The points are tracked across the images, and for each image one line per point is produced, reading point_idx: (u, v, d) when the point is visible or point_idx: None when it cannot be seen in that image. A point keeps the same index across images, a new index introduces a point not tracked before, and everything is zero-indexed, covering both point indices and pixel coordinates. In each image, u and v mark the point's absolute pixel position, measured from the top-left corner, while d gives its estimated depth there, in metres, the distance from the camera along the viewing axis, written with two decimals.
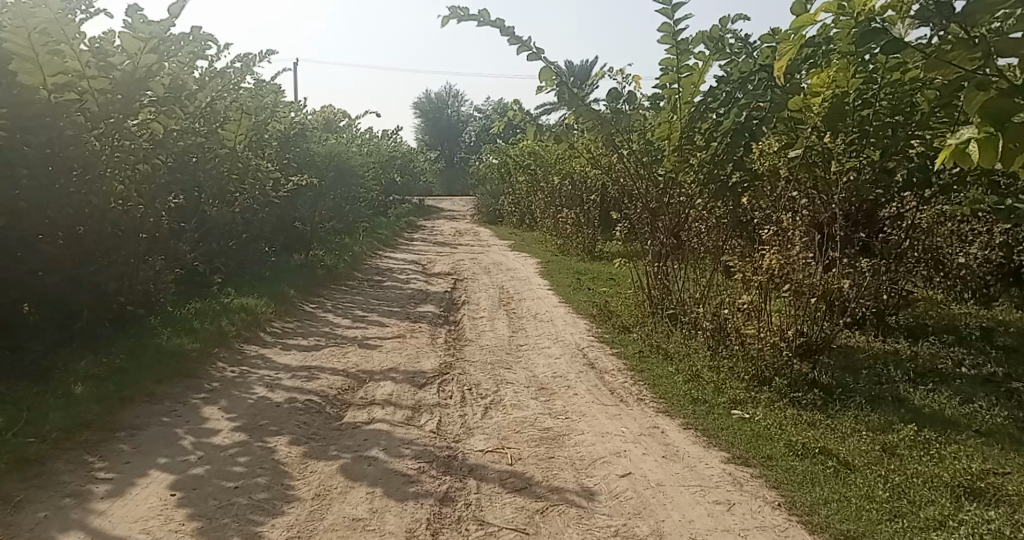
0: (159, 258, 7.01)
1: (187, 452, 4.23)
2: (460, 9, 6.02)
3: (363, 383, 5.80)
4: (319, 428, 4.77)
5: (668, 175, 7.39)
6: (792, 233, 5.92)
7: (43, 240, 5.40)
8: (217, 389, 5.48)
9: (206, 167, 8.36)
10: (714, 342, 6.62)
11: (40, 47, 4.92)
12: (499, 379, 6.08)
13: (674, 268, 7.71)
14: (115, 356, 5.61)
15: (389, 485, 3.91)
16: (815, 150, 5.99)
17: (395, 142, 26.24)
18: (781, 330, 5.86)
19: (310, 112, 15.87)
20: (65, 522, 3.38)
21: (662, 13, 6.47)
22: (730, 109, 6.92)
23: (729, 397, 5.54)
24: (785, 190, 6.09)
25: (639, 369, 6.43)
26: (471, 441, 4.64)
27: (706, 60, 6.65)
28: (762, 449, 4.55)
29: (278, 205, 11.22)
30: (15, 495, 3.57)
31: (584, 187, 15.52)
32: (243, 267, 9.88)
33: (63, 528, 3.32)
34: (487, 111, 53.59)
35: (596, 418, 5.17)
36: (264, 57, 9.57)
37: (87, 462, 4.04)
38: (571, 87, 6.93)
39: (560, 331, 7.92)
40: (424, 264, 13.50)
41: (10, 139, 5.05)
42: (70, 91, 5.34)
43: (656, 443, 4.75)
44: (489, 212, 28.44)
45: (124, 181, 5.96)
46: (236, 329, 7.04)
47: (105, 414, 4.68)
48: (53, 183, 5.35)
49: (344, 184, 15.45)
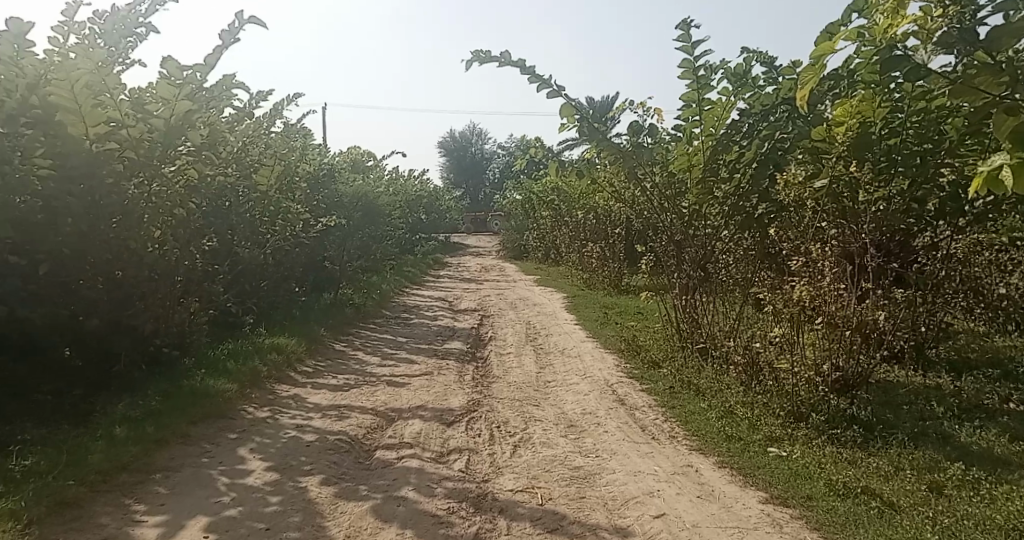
0: (195, 302, 7.07)
1: (222, 493, 4.21)
2: (483, 50, 6.12)
3: (391, 422, 5.76)
4: (348, 468, 4.73)
5: (692, 208, 7.40)
6: (822, 265, 5.70)
7: (83, 285, 5.52)
8: (249, 429, 5.48)
9: (240, 211, 8.46)
10: (747, 377, 6.48)
11: (86, 99, 4.98)
12: (527, 416, 6.01)
13: (702, 301, 7.65)
14: (151, 399, 5.66)
15: (419, 527, 3.83)
16: (842, 180, 5.77)
17: (420, 183, 26.53)
18: (816, 366, 5.79)
19: (339, 156, 16.15)
20: None
21: (681, 50, 6.51)
22: (753, 140, 6.67)
23: (765, 434, 5.38)
24: (812, 220, 5.92)
25: (670, 405, 6.32)
26: (501, 480, 4.56)
27: (729, 94, 6.65)
28: (801, 489, 4.41)
29: (308, 246, 11.34)
30: (54, 539, 3.57)
31: (608, 221, 15.41)
32: (272, 307, 9.94)
33: None
34: (511, 149, 54.14)
35: (628, 457, 5.08)
36: (292, 101, 9.85)
37: (124, 504, 4.04)
38: (591, 122, 6.92)
39: (588, 367, 7.83)
40: (451, 301, 13.49)
41: (55, 192, 5.13)
42: (112, 141, 5.35)
43: (690, 482, 4.63)
44: (514, 248, 28.53)
45: (159, 226, 6.00)
46: (269, 370, 7.08)
47: (142, 456, 4.69)
48: (95, 230, 5.40)
49: (372, 223, 15.57)
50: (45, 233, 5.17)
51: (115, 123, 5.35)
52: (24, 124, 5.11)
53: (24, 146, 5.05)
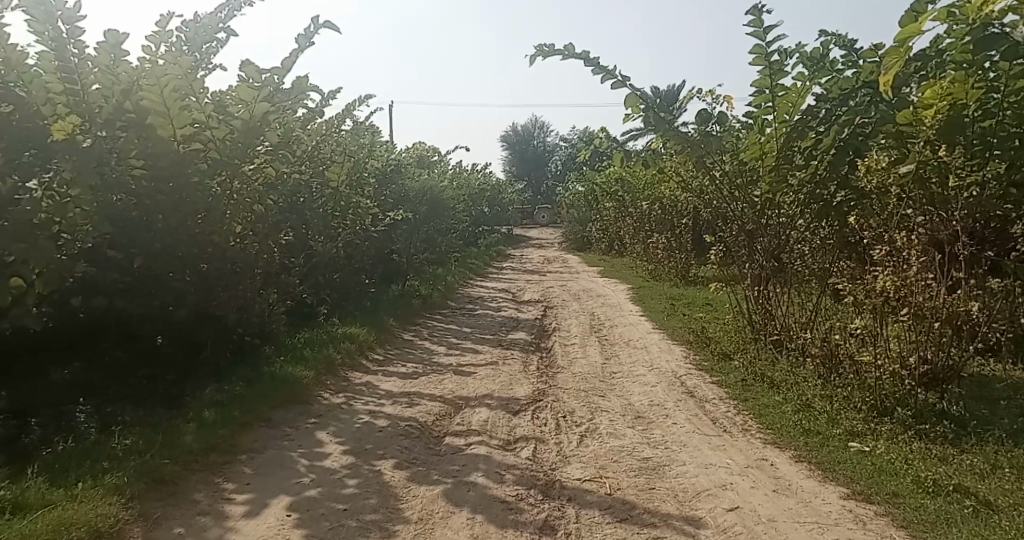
0: (274, 292, 7.29)
1: (302, 475, 4.32)
2: (546, 44, 6.07)
3: (458, 410, 5.81)
4: (419, 453, 4.78)
5: (765, 197, 7.10)
6: (907, 253, 5.36)
7: (174, 277, 5.80)
8: (325, 414, 5.61)
9: (314, 205, 8.66)
10: (825, 370, 6.26)
11: (173, 102, 5.14)
12: (593, 407, 5.96)
13: (776, 292, 7.45)
14: (235, 385, 5.86)
15: (490, 512, 3.84)
16: (930, 165, 5.39)
17: (483, 176, 26.66)
18: (901, 358, 5.59)
19: (404, 151, 16.37)
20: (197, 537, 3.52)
21: (753, 35, 6.31)
22: (831, 126, 6.48)
23: (845, 429, 5.19)
24: (896, 207, 5.59)
25: (742, 398, 6.17)
26: (568, 469, 4.53)
27: (805, 79, 6.41)
28: (886, 485, 4.23)
29: (376, 239, 11.54)
30: (153, 513, 3.73)
31: (674, 210, 15.15)
32: (343, 298, 10.15)
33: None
34: (573, 140, 53.84)
35: (698, 449, 4.97)
36: (362, 101, 9.98)
37: (213, 483, 4.19)
38: (657, 111, 6.79)
39: (655, 359, 7.72)
40: (515, 292, 13.52)
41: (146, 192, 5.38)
42: (196, 141, 5.51)
43: (765, 476, 4.51)
44: (576, 240, 28.39)
45: (239, 222, 6.10)
46: (343, 358, 7.24)
47: (228, 438, 4.86)
48: (182, 226, 5.65)
49: (437, 216, 15.73)
50: (138, 230, 5.47)
51: (199, 125, 5.53)
52: (120, 126, 5.22)
53: (120, 147, 5.19)
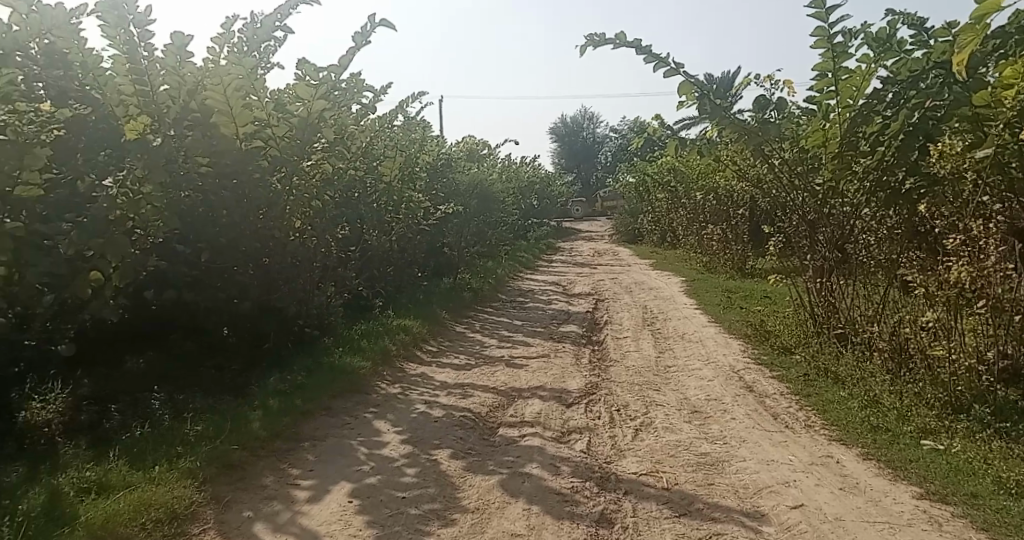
0: (332, 284, 7.38)
1: (361, 463, 4.36)
2: (598, 33, 5.97)
3: (512, 401, 5.78)
4: (474, 443, 4.77)
5: (828, 185, 6.86)
6: (985, 243, 5.05)
7: (237, 269, 5.94)
8: (382, 404, 5.65)
9: (370, 200, 8.75)
10: (894, 364, 6.02)
11: (236, 101, 5.17)
12: (648, 401, 5.86)
13: (840, 284, 7.24)
14: (297, 374, 5.96)
15: (546, 504, 3.80)
16: (1009, 148, 5.22)
17: (533, 169, 26.59)
18: (977, 353, 5.35)
19: (455, 146, 16.42)
20: (264, 521, 3.57)
21: (816, 16, 6.09)
22: (899, 110, 6.09)
23: (917, 427, 4.97)
24: (971, 194, 5.36)
25: (805, 393, 5.99)
26: (624, 463, 4.46)
27: (871, 62, 6.16)
28: (964, 485, 4.04)
29: (428, 233, 11.60)
30: (223, 497, 3.80)
31: (730, 201, 14.81)
32: (397, 291, 10.23)
33: (257, 523, 3.53)
34: (623, 132, 53.26)
35: (758, 445, 4.84)
36: (416, 98, 9.96)
37: (279, 469, 4.25)
38: (712, 98, 6.62)
39: (711, 353, 7.56)
40: (566, 285, 13.42)
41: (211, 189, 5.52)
42: (257, 138, 5.56)
43: (831, 474, 4.35)
44: (627, 233, 28.07)
45: (298, 217, 6.18)
46: (399, 349, 7.29)
47: (292, 426, 4.93)
48: (244, 220, 5.78)
49: (487, 210, 15.73)
50: (205, 225, 5.63)
51: (260, 122, 5.56)
52: (187, 125, 5.33)
53: (188, 146, 5.29)
